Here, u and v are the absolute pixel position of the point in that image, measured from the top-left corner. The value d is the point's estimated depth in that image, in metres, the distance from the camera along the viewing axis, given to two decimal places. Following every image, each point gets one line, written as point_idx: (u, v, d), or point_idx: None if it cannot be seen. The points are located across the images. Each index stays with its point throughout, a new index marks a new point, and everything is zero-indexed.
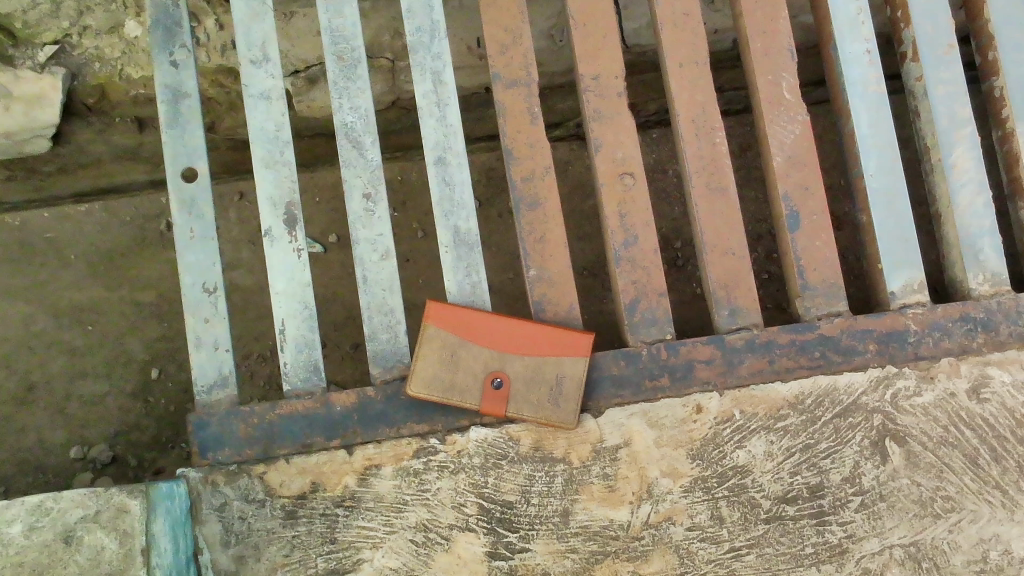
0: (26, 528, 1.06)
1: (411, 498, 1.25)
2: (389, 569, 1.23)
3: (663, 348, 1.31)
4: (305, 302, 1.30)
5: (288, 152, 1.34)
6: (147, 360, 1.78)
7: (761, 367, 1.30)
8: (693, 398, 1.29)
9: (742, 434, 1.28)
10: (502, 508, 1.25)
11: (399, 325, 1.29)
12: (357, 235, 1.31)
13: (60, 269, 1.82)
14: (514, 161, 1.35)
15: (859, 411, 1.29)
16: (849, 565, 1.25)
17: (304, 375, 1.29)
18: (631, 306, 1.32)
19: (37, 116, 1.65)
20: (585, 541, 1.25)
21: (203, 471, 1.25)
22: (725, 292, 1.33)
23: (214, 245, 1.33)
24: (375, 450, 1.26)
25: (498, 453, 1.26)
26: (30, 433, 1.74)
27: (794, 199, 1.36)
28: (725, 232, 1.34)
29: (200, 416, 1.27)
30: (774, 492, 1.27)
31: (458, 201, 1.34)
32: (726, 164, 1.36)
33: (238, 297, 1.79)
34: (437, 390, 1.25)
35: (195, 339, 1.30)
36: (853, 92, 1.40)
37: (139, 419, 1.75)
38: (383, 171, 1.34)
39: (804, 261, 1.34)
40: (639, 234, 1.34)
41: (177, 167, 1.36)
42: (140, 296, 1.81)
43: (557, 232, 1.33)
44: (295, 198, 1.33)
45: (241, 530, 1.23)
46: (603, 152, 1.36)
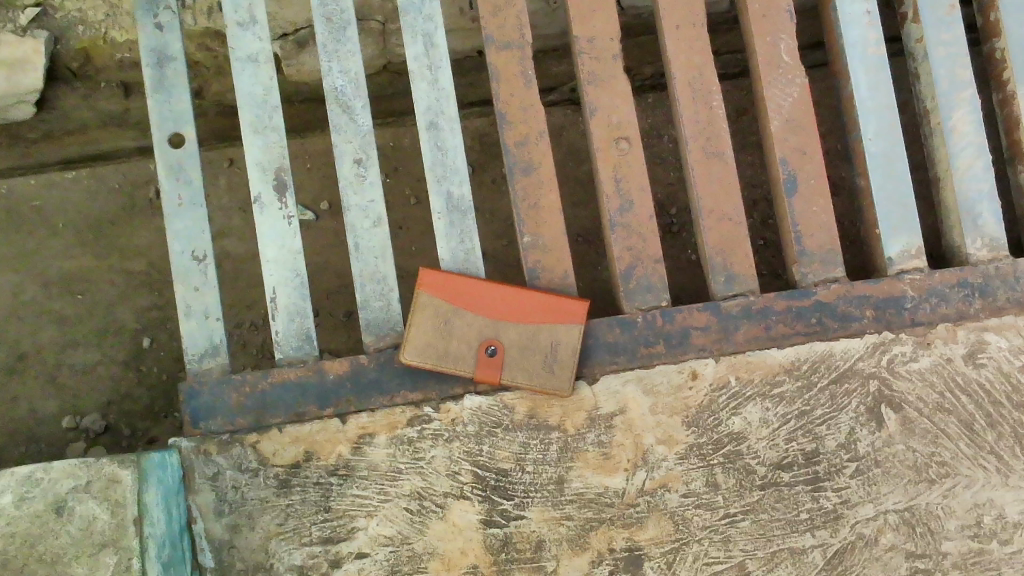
0: (16, 498, 1.05)
1: (405, 467, 1.24)
2: (384, 537, 1.23)
3: (658, 315, 1.29)
4: (296, 270, 1.28)
5: (277, 116, 1.32)
6: (138, 329, 1.77)
7: (757, 334, 1.30)
8: (689, 365, 1.28)
9: (738, 401, 1.28)
10: (497, 476, 1.24)
11: (391, 293, 1.28)
12: (349, 203, 1.29)
13: (49, 238, 1.79)
14: (508, 126, 1.33)
15: (855, 377, 1.29)
16: (843, 531, 1.26)
17: (297, 344, 1.27)
18: (627, 273, 1.31)
19: (20, 81, 1.61)
20: (580, 509, 1.24)
21: (195, 441, 1.24)
22: (721, 258, 1.32)
23: (203, 212, 1.31)
24: (368, 419, 1.25)
25: (493, 421, 1.26)
26: (23, 403, 1.73)
27: (791, 164, 1.34)
28: (722, 198, 1.33)
29: (191, 385, 1.26)
30: (769, 458, 1.27)
31: (451, 166, 1.32)
32: (723, 128, 1.34)
33: (229, 266, 1.76)
34: (431, 357, 1.24)
35: (185, 307, 1.28)
36: (852, 54, 1.37)
37: (131, 388, 1.74)
38: (374, 136, 1.32)
39: (801, 227, 1.33)
40: (635, 200, 1.32)
41: (164, 133, 1.33)
42: (131, 265, 1.79)
43: (552, 198, 1.32)
44: (284, 163, 1.31)
45: (234, 499, 1.23)
46: (598, 116, 1.34)
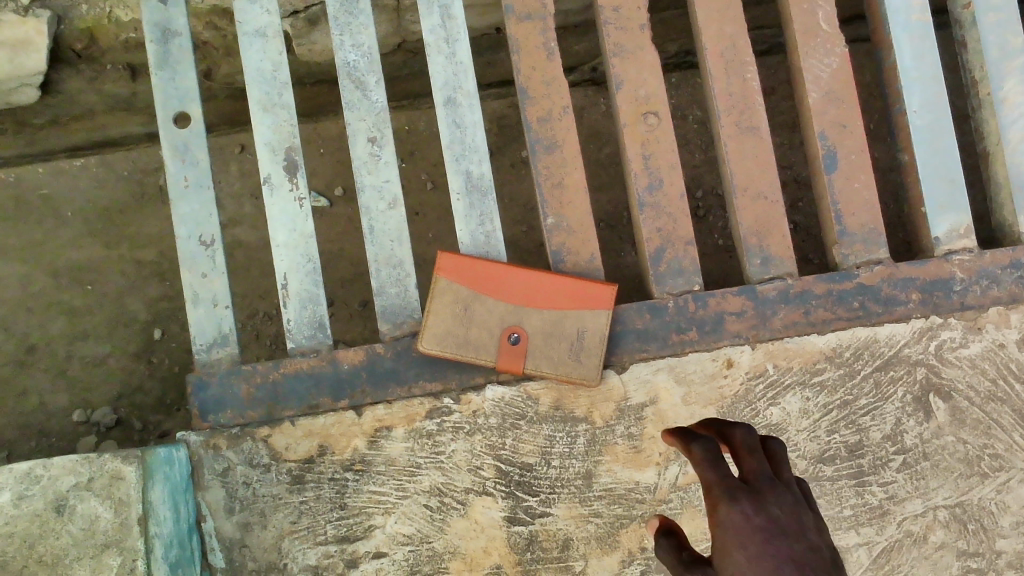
0: (14, 497, 0.98)
1: (424, 461, 1.18)
2: (402, 535, 1.16)
3: (690, 300, 1.22)
4: (308, 254, 1.21)
5: (288, 93, 1.25)
6: (149, 320, 1.72)
7: (795, 319, 1.22)
8: (723, 352, 1.21)
9: (776, 390, 1.21)
10: (521, 471, 1.18)
11: (408, 279, 1.21)
12: (362, 183, 1.22)
13: (57, 227, 1.74)
14: (530, 102, 1.26)
15: (901, 364, 1.21)
16: (890, 528, 1.18)
17: (309, 332, 1.20)
18: (657, 255, 1.23)
19: (23, 63, 1.54)
20: (609, 505, 1.18)
21: (204, 435, 1.17)
22: (757, 239, 1.24)
23: (211, 195, 1.24)
24: (385, 411, 1.19)
25: (516, 413, 1.19)
26: (32, 396, 1.69)
27: (830, 138, 1.26)
28: (757, 175, 1.25)
29: (200, 376, 1.19)
30: (810, 451, 1.19)
31: (470, 144, 1.25)
32: (758, 101, 1.26)
33: (241, 254, 1.70)
34: (450, 346, 1.17)
35: (193, 295, 1.21)
36: (895, 21, 1.29)
37: (142, 381, 1.69)
38: (389, 113, 1.25)
39: (841, 205, 1.25)
40: (664, 178, 1.25)
41: (169, 112, 1.26)
42: (141, 254, 1.74)
43: (576, 177, 1.25)
44: (295, 142, 1.24)
45: (245, 496, 1.17)
46: (625, 90, 1.26)
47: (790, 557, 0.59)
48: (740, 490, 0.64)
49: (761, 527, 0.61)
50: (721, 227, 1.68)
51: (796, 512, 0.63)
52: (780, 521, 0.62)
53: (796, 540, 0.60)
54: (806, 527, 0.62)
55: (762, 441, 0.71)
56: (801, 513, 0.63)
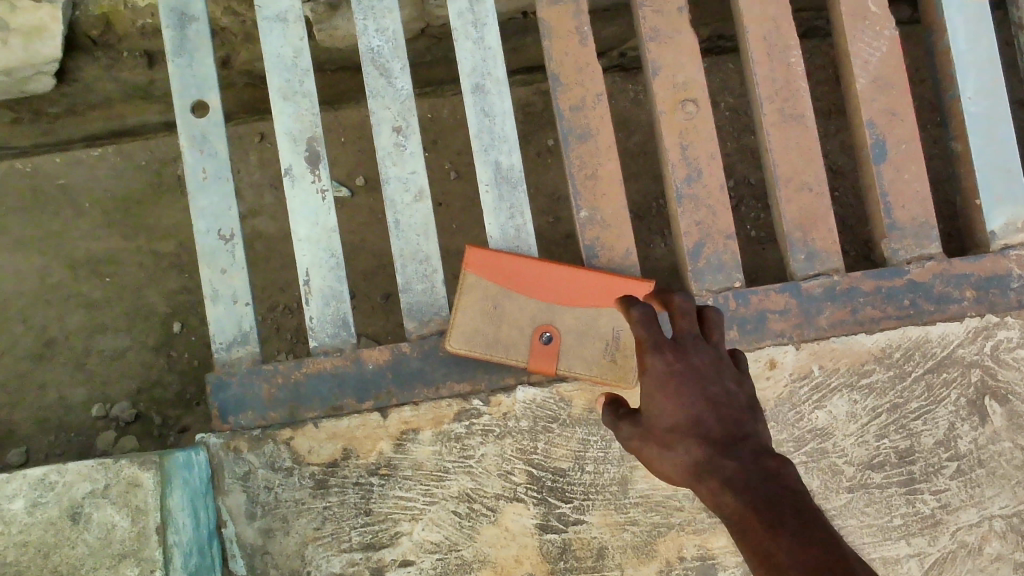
0: (29, 504, 0.94)
1: (452, 466, 1.13)
2: (430, 543, 1.12)
3: (731, 297, 1.15)
4: (331, 249, 1.16)
5: (309, 81, 1.20)
6: (168, 313, 1.68)
7: (842, 317, 1.15)
8: (766, 352, 1.15)
9: (822, 393, 1.15)
10: (554, 476, 1.13)
11: (436, 274, 1.15)
12: (387, 174, 1.17)
13: (75, 218, 1.70)
14: (561, 89, 1.20)
15: (955, 366, 1.15)
16: (942, 539, 1.13)
17: (332, 330, 1.15)
18: (695, 251, 1.16)
19: (38, 50, 1.47)
20: (645, 513, 1.13)
21: (224, 437, 1.13)
22: (801, 233, 1.17)
23: (230, 187, 1.18)
24: (412, 413, 1.14)
25: (549, 415, 1.14)
26: (51, 390, 1.65)
27: (879, 126, 1.19)
28: (802, 166, 1.18)
29: (219, 376, 1.13)
30: (858, 457, 1.14)
31: (499, 133, 1.19)
32: (804, 87, 1.19)
33: (261, 246, 1.66)
34: (480, 345, 1.11)
35: (211, 291, 1.16)
36: (949, 2, 1.22)
37: (161, 375, 1.66)
38: (414, 101, 1.19)
39: (891, 197, 1.18)
40: (704, 168, 1.18)
41: (186, 101, 1.21)
42: (160, 246, 1.70)
43: (610, 168, 1.19)
44: (317, 132, 1.19)
45: (267, 501, 1.12)
46: (661, 76, 1.20)
47: (702, 396, 0.77)
48: (667, 345, 0.79)
49: (684, 371, 0.78)
50: (752, 218, 1.61)
51: (715, 360, 0.80)
52: (699, 368, 0.78)
53: (713, 381, 0.78)
54: (721, 369, 0.79)
55: (696, 307, 0.85)
56: (716, 361, 0.80)
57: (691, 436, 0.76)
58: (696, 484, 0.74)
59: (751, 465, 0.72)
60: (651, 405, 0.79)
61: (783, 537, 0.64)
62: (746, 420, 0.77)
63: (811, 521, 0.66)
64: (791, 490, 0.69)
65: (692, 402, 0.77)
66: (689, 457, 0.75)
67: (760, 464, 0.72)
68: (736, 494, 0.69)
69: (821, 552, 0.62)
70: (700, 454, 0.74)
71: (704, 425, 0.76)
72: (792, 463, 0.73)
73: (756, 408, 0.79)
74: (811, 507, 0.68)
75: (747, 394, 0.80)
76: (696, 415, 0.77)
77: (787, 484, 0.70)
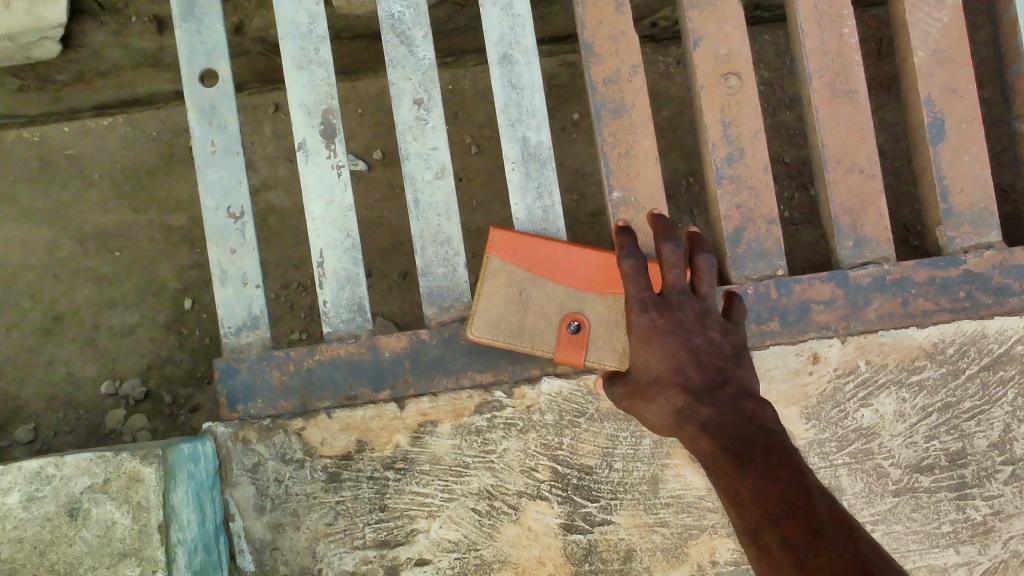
0: (24, 498, 0.89)
1: (472, 461, 1.07)
2: (448, 541, 1.07)
3: (772, 285, 1.07)
4: (346, 229, 1.09)
5: (325, 48, 1.12)
6: (180, 289, 1.62)
7: (893, 310, 1.07)
8: (809, 346, 1.08)
9: (868, 390, 1.08)
10: (580, 474, 1.07)
11: (458, 258, 1.08)
12: (407, 150, 1.10)
13: (84, 189, 1.64)
14: (595, 60, 1.11)
15: (1013, 363, 1.08)
16: (994, 547, 1.07)
17: (347, 316, 1.08)
18: (735, 236, 1.09)
19: (43, 13, 1.40)
20: (676, 514, 1.07)
21: (233, 426, 1.07)
22: (850, 218, 1.08)
23: (240, 161, 1.11)
24: (430, 405, 1.07)
25: (575, 410, 1.07)
26: (60, 367, 1.60)
27: (937, 104, 1.10)
28: (853, 146, 1.10)
29: (228, 361, 1.07)
30: (905, 460, 1.07)
31: (527, 107, 1.11)
32: (857, 61, 1.11)
33: (275, 221, 1.59)
34: (504, 333, 1.04)
35: (220, 272, 1.09)
36: None
37: (172, 352, 1.60)
38: (437, 72, 1.11)
39: (949, 181, 1.09)
40: (746, 147, 1.10)
41: (194, 69, 1.14)
42: (171, 220, 1.63)
43: (646, 146, 1.11)
44: (333, 104, 1.11)
45: (277, 494, 1.07)
46: (703, 47, 1.11)
47: (686, 346, 0.91)
48: (652, 299, 0.94)
49: (667, 325, 0.92)
50: (786, 198, 1.52)
51: (698, 315, 0.94)
52: (681, 320, 0.92)
53: (697, 332, 0.92)
54: (704, 324, 0.93)
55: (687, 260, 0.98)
56: (700, 315, 0.94)
57: (672, 385, 0.89)
58: (678, 427, 0.87)
59: (724, 409, 0.85)
60: (638, 358, 0.93)
61: (751, 475, 0.76)
62: (724, 367, 0.90)
63: (779, 460, 0.77)
64: (761, 431, 0.82)
65: (675, 355, 0.90)
66: (671, 406, 0.88)
67: (736, 407, 0.85)
68: (710, 438, 0.82)
69: (783, 486, 0.74)
70: (680, 401, 0.87)
71: (685, 374, 0.89)
72: (765, 407, 0.85)
73: (737, 354, 0.92)
74: (778, 445, 0.80)
75: (730, 343, 0.94)
76: (678, 364, 0.90)
77: (758, 427, 0.82)
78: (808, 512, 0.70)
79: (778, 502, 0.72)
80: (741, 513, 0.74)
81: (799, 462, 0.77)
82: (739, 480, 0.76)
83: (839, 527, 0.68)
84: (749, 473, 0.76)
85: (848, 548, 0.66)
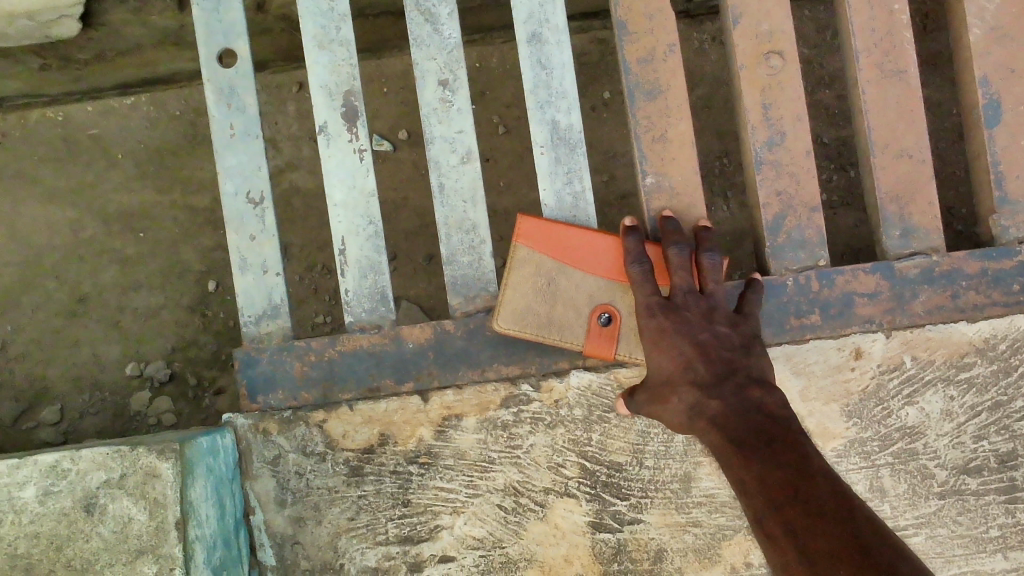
0: (40, 493, 0.87)
1: (498, 456, 1.04)
2: (473, 539, 1.04)
3: (814, 277, 1.02)
4: (369, 216, 1.05)
5: (347, 27, 1.08)
6: (204, 270, 1.58)
7: (941, 303, 1.02)
8: (851, 340, 1.03)
9: (913, 387, 1.03)
10: (609, 471, 1.03)
11: (484, 246, 1.04)
12: (431, 133, 1.05)
13: (106, 168, 1.59)
14: (628, 38, 1.06)
15: None
16: None
17: (370, 305, 1.04)
18: (775, 224, 1.03)
19: None
20: (709, 514, 1.04)
21: (253, 418, 1.04)
22: (897, 206, 1.03)
23: (260, 145, 1.08)
24: (455, 398, 1.04)
25: (605, 405, 1.04)
26: (84, 347, 1.56)
27: (993, 85, 1.04)
28: (902, 130, 1.04)
29: (248, 352, 1.04)
30: (952, 461, 1.03)
31: (557, 88, 1.06)
32: (908, 39, 1.04)
33: (299, 202, 1.56)
34: (532, 326, 1.00)
35: (240, 259, 1.06)
36: None
37: (197, 335, 1.56)
38: (463, 51, 1.07)
39: (1004, 167, 1.03)
40: (787, 131, 1.04)
41: (212, 49, 1.10)
42: (194, 200, 1.58)
43: (682, 129, 1.06)
44: (355, 85, 1.07)
45: (298, 488, 1.04)
46: (743, 24, 1.05)
47: (693, 344, 0.91)
48: (658, 300, 0.94)
49: (674, 325, 0.92)
50: (824, 180, 1.46)
51: (704, 314, 0.94)
52: (688, 318, 0.93)
53: (703, 330, 0.92)
54: (711, 320, 0.93)
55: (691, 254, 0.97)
56: (707, 312, 0.94)
57: (683, 383, 0.90)
58: (692, 424, 0.87)
59: (731, 399, 0.86)
60: (650, 359, 0.93)
61: (756, 462, 0.77)
62: (734, 359, 0.91)
63: (783, 445, 0.78)
64: (767, 419, 0.83)
65: (683, 354, 0.91)
66: (683, 404, 0.88)
67: (743, 397, 0.86)
68: (718, 430, 0.84)
69: (785, 472, 0.74)
70: (691, 399, 0.88)
71: (693, 371, 0.90)
72: (773, 392, 0.87)
73: (748, 346, 0.93)
74: (783, 431, 0.81)
75: (740, 334, 0.94)
76: (687, 363, 0.90)
77: (763, 415, 0.83)
78: (810, 496, 0.71)
79: (780, 488, 0.73)
80: (750, 502, 0.75)
81: (804, 445, 0.78)
82: (745, 467, 0.78)
83: (839, 509, 0.69)
84: (753, 460, 0.77)
85: (847, 525, 0.67)
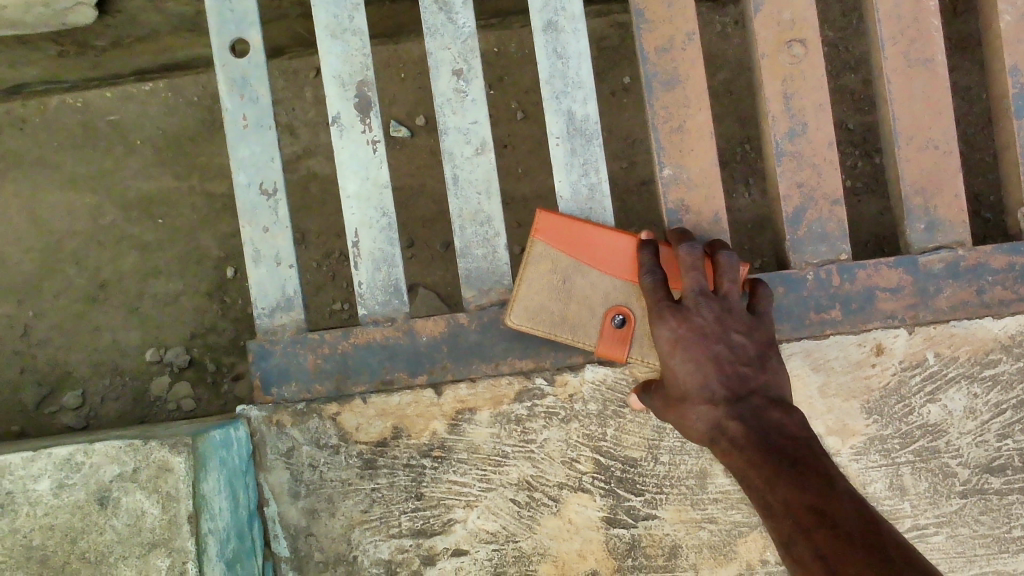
0: (54, 485, 0.88)
1: (512, 450, 1.03)
2: (486, 532, 1.03)
3: (835, 271, 1.00)
4: (382, 208, 1.04)
5: (360, 16, 1.06)
6: (222, 257, 1.57)
7: (965, 299, 0.99)
8: (873, 336, 1.01)
9: (936, 384, 1.01)
10: (623, 466, 1.03)
11: (498, 239, 1.02)
12: (445, 124, 1.04)
13: (125, 154, 1.58)
14: (646, 27, 1.04)
15: None
16: None
17: (383, 298, 1.03)
18: (795, 217, 1.01)
19: None
20: (725, 510, 1.03)
21: (266, 410, 1.04)
22: (921, 199, 1.00)
23: (273, 136, 1.07)
24: (468, 391, 1.03)
25: (620, 399, 1.03)
26: (105, 332, 1.57)
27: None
28: (928, 120, 1.01)
29: (262, 344, 1.04)
30: (974, 459, 1.01)
31: (573, 78, 1.04)
32: (936, 27, 1.01)
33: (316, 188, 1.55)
34: (544, 323, 0.99)
35: (253, 251, 1.05)
36: None
37: (216, 321, 1.56)
38: (477, 41, 1.05)
39: None
40: (809, 121, 1.02)
41: (225, 39, 1.09)
42: (212, 186, 1.58)
43: (700, 120, 1.03)
44: (368, 75, 1.05)
45: (312, 479, 1.04)
46: (765, 12, 1.02)
47: (710, 356, 0.88)
48: (669, 309, 0.90)
49: (687, 335, 0.89)
50: (849, 166, 1.43)
51: (718, 318, 0.90)
52: (702, 328, 0.89)
53: (717, 340, 0.89)
54: (726, 328, 0.90)
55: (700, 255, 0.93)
56: (721, 319, 0.90)
57: (700, 400, 0.88)
58: (714, 444, 0.86)
59: (751, 420, 0.85)
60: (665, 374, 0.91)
61: (781, 485, 0.76)
62: (750, 376, 0.89)
63: (807, 468, 0.77)
64: (789, 441, 0.82)
65: (698, 367, 0.88)
66: (703, 423, 0.87)
67: (762, 418, 0.85)
68: (739, 453, 0.82)
69: (810, 496, 0.73)
70: (711, 418, 0.87)
71: (711, 388, 0.88)
72: (793, 412, 0.85)
73: (764, 357, 0.91)
74: (806, 454, 0.80)
75: (756, 342, 0.91)
76: (704, 378, 0.88)
77: (784, 436, 0.82)
78: (836, 520, 0.70)
79: (806, 511, 0.72)
80: (775, 526, 0.74)
81: (828, 468, 0.77)
82: (769, 491, 0.76)
83: (867, 532, 0.68)
84: (777, 484, 0.76)
85: (873, 546, 0.66)
